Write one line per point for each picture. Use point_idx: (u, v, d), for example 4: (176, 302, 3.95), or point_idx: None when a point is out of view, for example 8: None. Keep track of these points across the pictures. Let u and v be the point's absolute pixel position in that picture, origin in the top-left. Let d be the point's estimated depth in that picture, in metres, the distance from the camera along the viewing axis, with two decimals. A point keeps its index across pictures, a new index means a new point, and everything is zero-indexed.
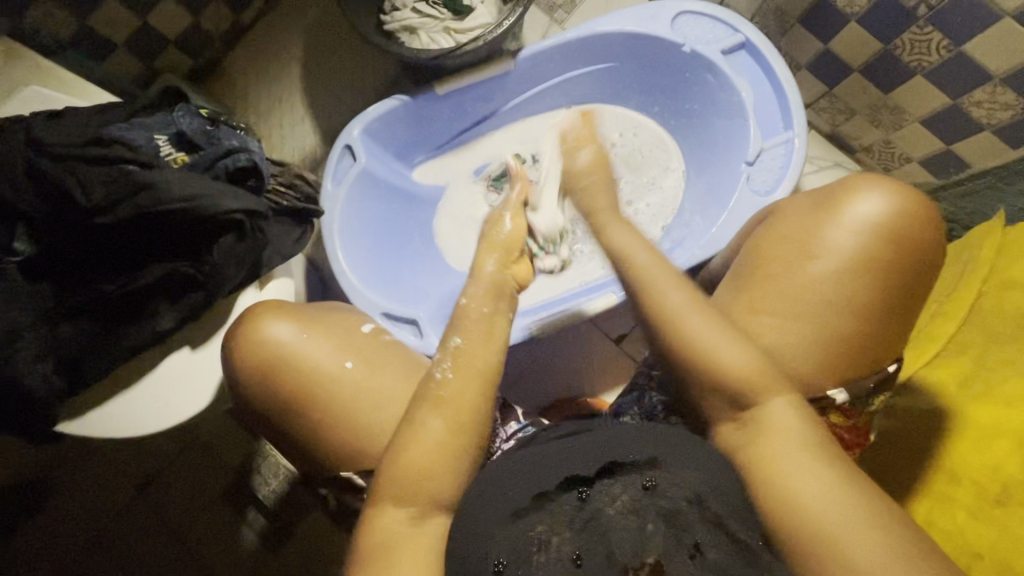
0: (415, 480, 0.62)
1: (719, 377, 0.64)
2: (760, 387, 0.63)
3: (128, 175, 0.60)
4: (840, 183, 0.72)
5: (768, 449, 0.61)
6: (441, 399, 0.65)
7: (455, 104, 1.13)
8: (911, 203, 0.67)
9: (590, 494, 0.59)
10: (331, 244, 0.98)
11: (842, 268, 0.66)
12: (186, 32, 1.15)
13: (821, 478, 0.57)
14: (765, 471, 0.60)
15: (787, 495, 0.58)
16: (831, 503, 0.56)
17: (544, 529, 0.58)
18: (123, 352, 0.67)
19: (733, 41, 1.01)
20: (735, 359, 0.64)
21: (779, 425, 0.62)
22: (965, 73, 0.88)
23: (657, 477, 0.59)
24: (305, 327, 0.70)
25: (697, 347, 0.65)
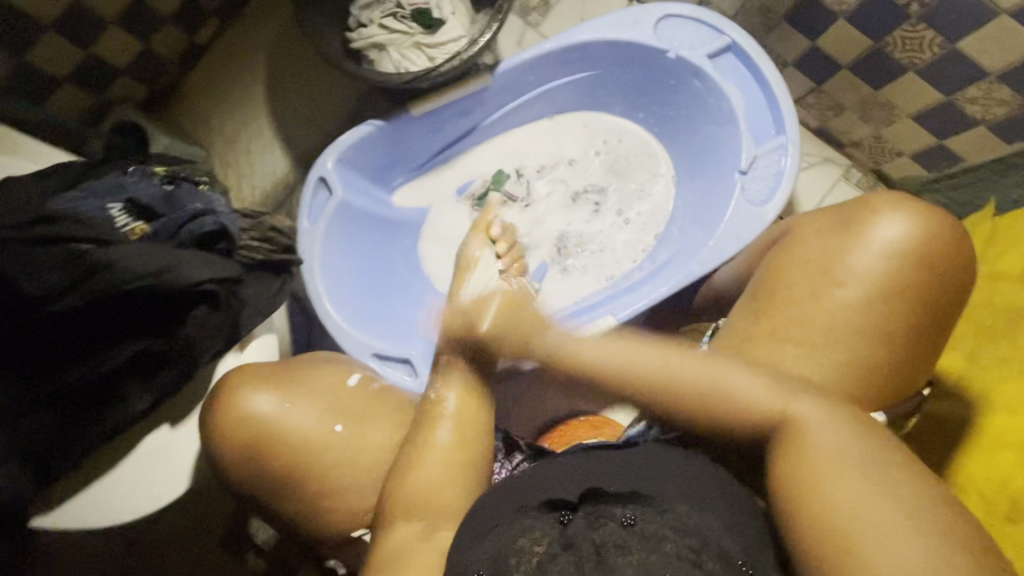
0: (422, 498, 0.60)
1: (731, 418, 0.59)
2: (778, 404, 0.58)
3: (82, 256, 0.55)
4: (861, 203, 0.70)
5: (792, 462, 0.54)
6: (440, 418, 0.65)
7: (433, 122, 1.07)
8: (933, 222, 0.65)
9: (572, 518, 0.55)
10: (312, 286, 0.93)
11: (867, 295, 0.64)
12: (136, 59, 1.06)
13: (861, 484, 0.50)
14: (794, 485, 0.53)
15: (811, 505, 0.51)
16: (870, 514, 0.49)
17: (528, 541, 0.53)
18: (94, 440, 0.62)
19: (719, 44, 0.97)
20: (745, 392, 0.59)
21: (822, 461, 0.53)
22: (959, 70, 0.85)
23: (637, 511, 0.54)
24: (287, 394, 0.66)
25: (704, 390, 0.60)
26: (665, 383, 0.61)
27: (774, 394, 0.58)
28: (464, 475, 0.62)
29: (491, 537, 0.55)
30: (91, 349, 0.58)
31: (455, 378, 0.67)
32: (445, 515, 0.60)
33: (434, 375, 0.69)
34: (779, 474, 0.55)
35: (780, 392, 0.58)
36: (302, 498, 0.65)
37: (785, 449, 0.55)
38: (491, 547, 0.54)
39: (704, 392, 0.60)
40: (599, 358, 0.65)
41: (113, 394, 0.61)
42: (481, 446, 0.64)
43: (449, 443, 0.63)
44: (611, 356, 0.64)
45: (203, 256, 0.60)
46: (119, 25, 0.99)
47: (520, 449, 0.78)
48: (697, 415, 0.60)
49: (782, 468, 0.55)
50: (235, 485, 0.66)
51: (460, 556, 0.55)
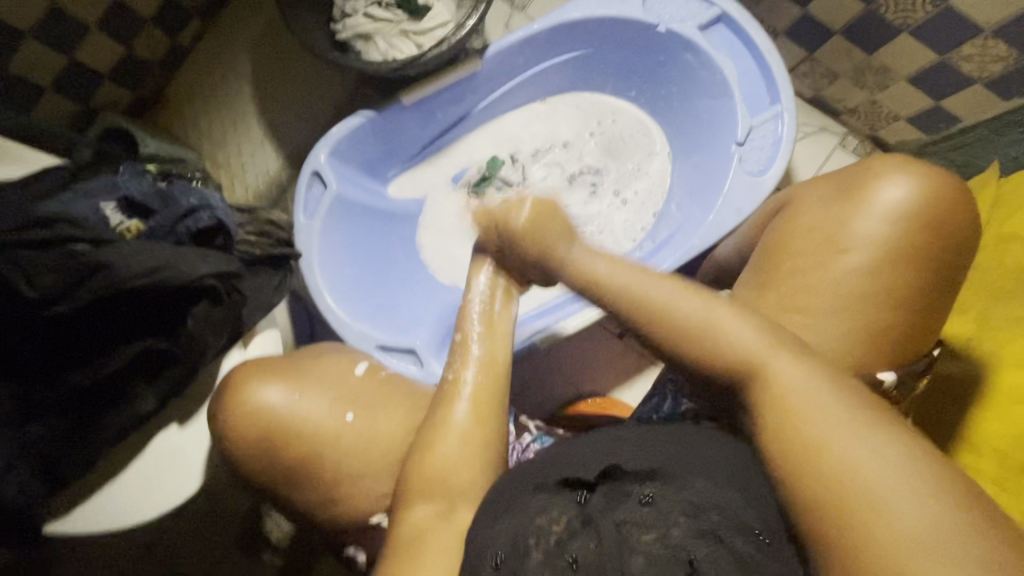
0: (438, 478, 0.59)
1: (718, 363, 0.54)
2: (762, 352, 0.53)
3: (77, 257, 0.54)
4: (863, 167, 0.69)
5: (781, 417, 0.50)
6: (458, 398, 0.63)
7: (424, 111, 1.06)
8: (931, 181, 0.64)
9: (592, 497, 0.55)
10: (312, 281, 0.92)
11: (872, 258, 0.64)
12: (120, 63, 1.05)
13: (860, 441, 0.46)
14: (788, 436, 0.49)
15: (814, 461, 0.47)
16: (872, 466, 0.45)
17: (547, 520, 0.54)
18: (104, 443, 0.61)
19: (709, 15, 0.96)
20: (739, 336, 0.54)
21: (797, 387, 0.50)
22: (953, 28, 0.84)
23: (655, 489, 0.54)
24: (296, 386, 0.65)
25: (691, 325, 0.55)
26: (660, 308, 0.56)
27: (761, 342, 0.53)
28: (483, 456, 0.61)
29: (505, 519, 0.55)
30: (94, 350, 0.58)
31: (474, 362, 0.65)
32: (464, 498, 0.60)
33: (454, 353, 0.66)
34: (767, 428, 0.50)
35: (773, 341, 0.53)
36: (317, 489, 0.65)
37: (766, 398, 0.51)
38: (510, 523, 0.54)
39: (688, 324, 0.55)
40: (608, 274, 0.60)
41: (118, 396, 0.60)
42: (500, 423, 0.63)
43: (466, 420, 0.62)
44: (610, 278, 0.59)
45: (200, 251, 0.60)
46: (100, 28, 0.97)
47: (530, 431, 0.78)
48: (699, 365, 0.55)
49: (769, 433, 0.50)
50: (248, 481, 0.66)
51: (480, 534, 0.55)
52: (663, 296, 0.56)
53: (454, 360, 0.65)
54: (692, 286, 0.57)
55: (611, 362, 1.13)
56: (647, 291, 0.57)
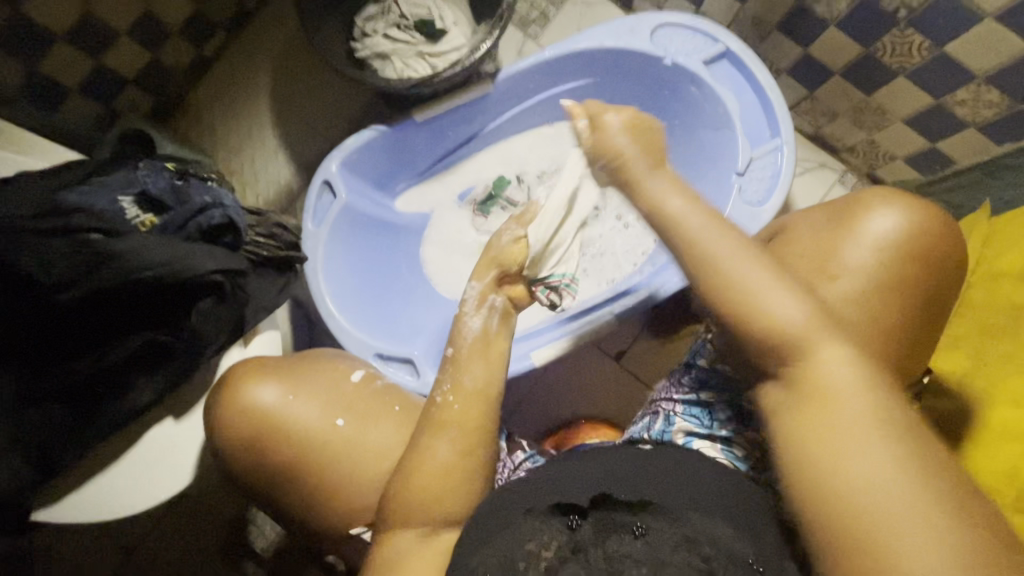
0: (421, 497, 0.59)
1: (756, 343, 0.50)
2: (813, 341, 0.49)
3: (91, 245, 0.55)
4: (852, 199, 0.71)
5: (818, 421, 0.47)
6: (445, 424, 0.62)
7: (434, 128, 1.09)
8: (920, 216, 0.66)
9: (582, 524, 0.56)
10: (315, 286, 0.93)
11: (862, 287, 0.65)
12: (146, 70, 1.09)
13: (881, 456, 0.43)
14: (799, 440, 0.47)
15: (827, 488, 0.44)
16: (879, 491, 0.42)
17: (537, 545, 0.54)
18: (100, 431, 0.62)
19: (713, 51, 1.00)
20: (787, 319, 0.49)
21: (836, 390, 0.47)
22: (948, 73, 0.87)
23: (648, 522, 0.55)
24: (291, 389, 0.65)
25: (744, 291, 0.51)
26: (714, 263, 0.52)
27: (812, 328, 0.49)
28: (464, 483, 0.60)
29: (500, 538, 0.56)
30: (98, 338, 0.59)
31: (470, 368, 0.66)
32: (454, 509, 0.60)
33: (445, 367, 0.67)
34: (783, 423, 0.49)
35: (820, 321, 0.49)
36: (303, 493, 0.64)
37: (801, 379, 0.49)
38: (502, 545, 0.55)
39: (751, 294, 0.50)
40: (681, 212, 0.56)
41: (119, 386, 0.61)
42: (484, 453, 0.62)
43: (449, 455, 0.60)
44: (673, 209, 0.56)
45: (210, 248, 0.61)
46: (129, 35, 1.02)
47: (522, 447, 0.78)
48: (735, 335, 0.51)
49: (781, 433, 0.49)
50: (239, 480, 0.66)
51: (472, 555, 0.55)
52: (720, 247, 0.53)
53: (447, 374, 0.66)
54: (746, 246, 0.53)
55: (606, 386, 1.13)
56: (723, 260, 0.52)
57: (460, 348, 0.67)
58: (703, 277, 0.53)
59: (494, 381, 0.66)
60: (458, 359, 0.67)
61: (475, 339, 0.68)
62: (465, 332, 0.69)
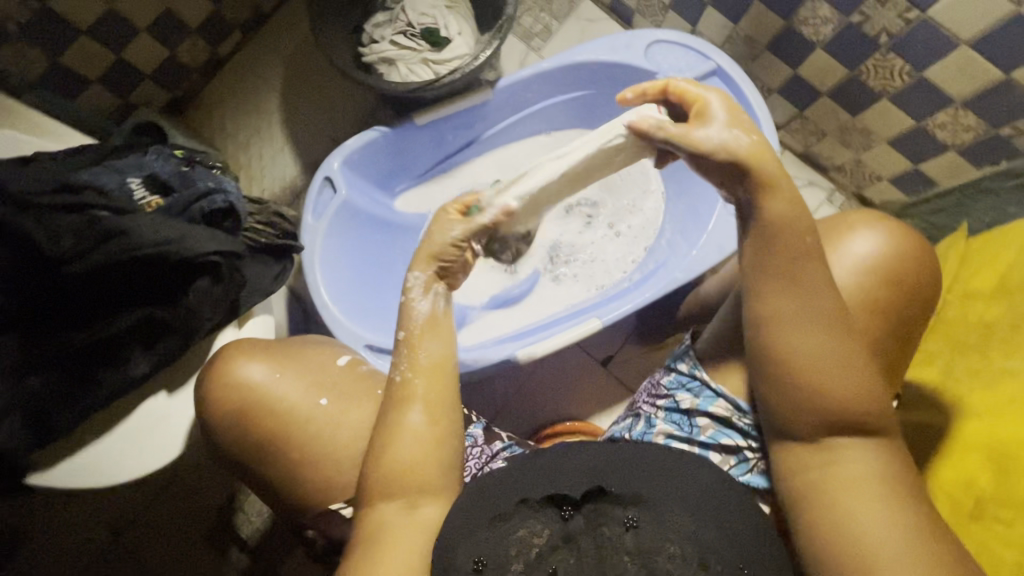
0: (398, 473, 0.61)
1: (812, 408, 0.59)
2: (857, 416, 0.58)
3: (99, 222, 0.59)
4: (840, 219, 0.73)
5: (843, 483, 0.58)
6: (411, 399, 0.64)
7: (435, 132, 1.13)
8: (888, 234, 0.69)
9: (574, 513, 0.59)
10: (312, 276, 0.97)
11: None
12: (163, 65, 1.15)
13: (881, 520, 0.54)
14: (834, 486, 0.58)
15: (841, 533, 0.55)
16: (887, 540, 0.53)
17: (529, 532, 0.58)
18: (95, 401, 0.65)
19: (705, 68, 1.04)
20: (856, 394, 0.58)
21: (863, 470, 0.58)
22: (928, 97, 0.91)
23: (639, 513, 0.59)
24: (278, 366, 0.68)
25: (828, 366, 0.58)
26: (782, 329, 0.60)
27: (861, 406, 0.58)
28: (440, 451, 0.63)
29: (491, 529, 0.58)
30: (100, 310, 0.63)
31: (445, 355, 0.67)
32: (429, 490, 0.62)
33: (400, 351, 0.67)
34: (822, 475, 0.59)
35: (873, 407, 0.59)
36: (284, 468, 0.66)
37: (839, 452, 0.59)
38: (492, 537, 0.57)
39: (833, 365, 0.58)
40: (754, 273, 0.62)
41: (114, 357, 0.64)
42: (455, 417, 0.65)
43: (422, 425, 0.63)
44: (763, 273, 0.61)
45: (209, 231, 0.65)
46: (148, 33, 1.08)
47: (500, 438, 0.80)
48: (792, 401, 0.60)
49: (819, 479, 0.59)
50: (225, 455, 0.68)
51: (462, 544, 0.57)
52: (790, 312, 0.60)
53: (402, 357, 0.66)
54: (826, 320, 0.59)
55: (592, 389, 1.16)
56: (791, 329, 0.59)
57: (411, 330, 0.66)
58: (782, 339, 0.60)
59: (451, 356, 0.67)
60: (411, 340, 0.66)
61: (427, 319, 0.67)
62: (413, 314, 0.67)
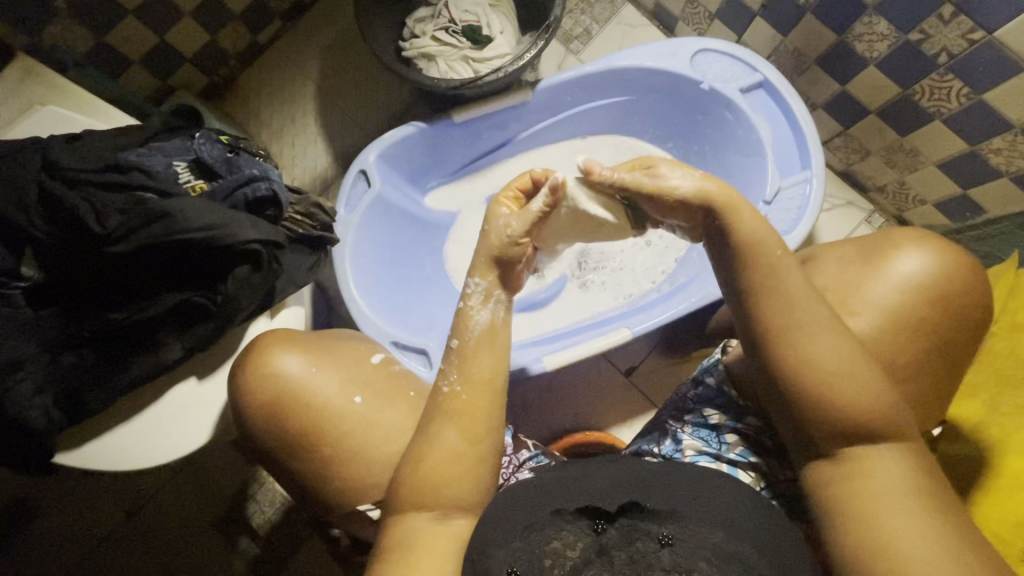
0: (436, 485, 0.60)
1: (832, 417, 0.57)
2: (884, 425, 0.56)
3: (144, 203, 0.59)
4: (883, 236, 0.70)
5: (873, 493, 0.55)
6: (453, 414, 0.63)
7: (471, 130, 1.12)
8: (951, 262, 0.65)
9: (608, 527, 0.57)
10: (341, 269, 0.96)
11: (871, 324, 0.65)
12: (203, 50, 1.15)
13: (920, 531, 0.51)
14: (862, 499, 0.55)
15: (875, 545, 0.52)
16: (923, 554, 0.50)
17: (562, 544, 0.56)
18: (128, 383, 0.64)
19: (752, 80, 1.02)
20: (874, 403, 0.56)
21: (895, 478, 0.55)
22: (984, 121, 0.88)
23: (674, 531, 0.56)
24: (314, 359, 0.66)
25: (841, 376, 0.57)
26: (797, 333, 0.58)
27: (884, 412, 0.56)
28: (474, 467, 0.62)
29: (522, 537, 0.56)
30: (139, 293, 0.62)
31: (478, 372, 0.65)
32: (460, 502, 0.61)
33: (450, 360, 0.66)
34: (851, 490, 0.56)
35: (896, 416, 0.56)
36: (313, 463, 0.65)
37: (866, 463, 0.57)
38: (523, 546, 0.56)
39: (842, 374, 0.57)
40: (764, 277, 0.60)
41: (149, 339, 0.64)
42: (493, 426, 0.64)
43: (457, 443, 0.62)
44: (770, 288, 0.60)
45: (252, 219, 0.64)
46: (192, 16, 1.08)
47: (527, 446, 0.80)
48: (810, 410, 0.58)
49: (844, 496, 0.56)
50: (252, 446, 0.67)
51: (487, 551, 0.56)
52: (804, 317, 0.58)
53: (453, 365, 0.66)
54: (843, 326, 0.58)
55: (614, 399, 1.14)
56: (805, 335, 0.58)
57: (465, 340, 0.66)
58: (786, 354, 0.59)
59: (499, 369, 0.66)
60: (464, 352, 0.66)
61: (483, 329, 0.67)
62: (471, 325, 0.66)
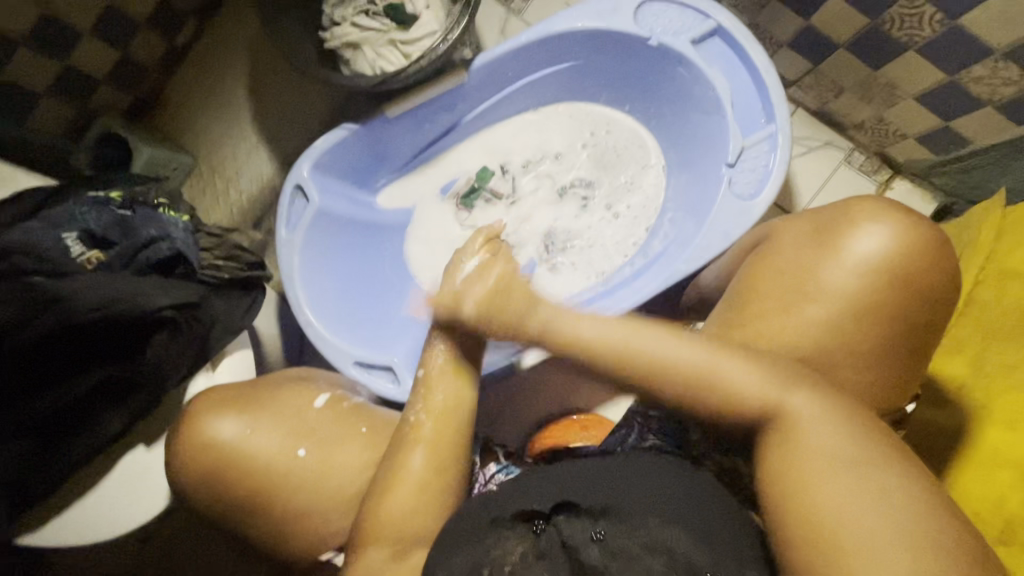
0: (395, 524, 0.59)
1: (718, 406, 0.56)
2: (775, 390, 0.55)
3: (37, 290, 0.58)
4: (840, 211, 0.65)
5: (792, 455, 0.52)
6: (418, 441, 0.61)
7: (412, 122, 1.05)
8: (913, 237, 0.60)
9: (546, 528, 0.58)
10: (293, 295, 0.92)
11: (837, 314, 0.60)
12: (117, 68, 1.07)
13: (839, 486, 0.49)
14: (779, 469, 0.53)
15: (801, 516, 0.50)
16: (855, 513, 0.48)
17: (501, 552, 0.56)
18: (70, 464, 0.64)
19: (703, 28, 0.92)
20: (740, 382, 0.55)
21: (803, 425, 0.53)
22: (962, 46, 0.79)
23: (607, 528, 0.56)
24: (249, 420, 0.65)
25: (683, 375, 0.56)
26: (624, 353, 0.57)
27: (770, 383, 0.55)
28: (438, 501, 0.61)
29: (461, 551, 0.57)
30: (58, 377, 0.61)
31: (439, 404, 0.63)
32: (419, 540, 0.60)
33: (417, 390, 0.65)
34: (771, 457, 0.54)
35: (774, 385, 0.55)
36: (271, 522, 0.64)
37: (780, 436, 0.54)
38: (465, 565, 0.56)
39: (687, 375, 0.56)
40: (597, 336, 0.58)
41: (85, 419, 0.63)
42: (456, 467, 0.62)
43: (422, 469, 0.61)
44: (586, 327, 0.59)
45: (162, 282, 0.63)
46: (92, 35, 0.99)
47: (495, 459, 0.78)
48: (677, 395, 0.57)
49: (773, 463, 0.53)
50: (207, 510, 0.65)
51: (437, 563, 0.57)
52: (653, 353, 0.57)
53: (419, 396, 0.64)
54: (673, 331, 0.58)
55: (595, 380, 1.10)
56: (637, 343, 0.57)
57: (430, 369, 0.64)
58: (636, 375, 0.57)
59: (464, 400, 0.64)
60: (429, 380, 0.64)
61: (446, 363, 0.64)
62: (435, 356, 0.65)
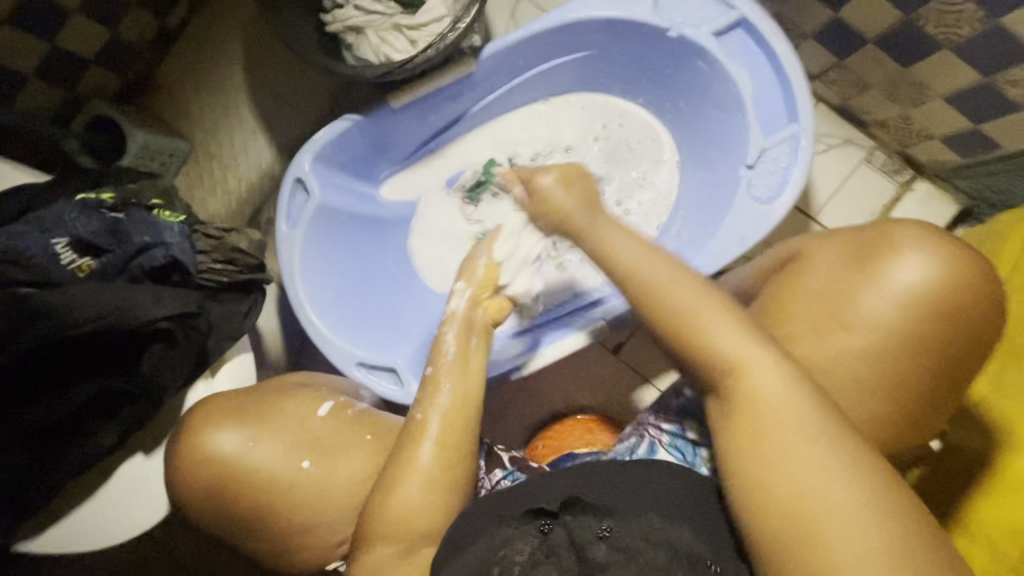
0: (403, 523, 0.58)
1: (705, 363, 0.52)
2: (754, 359, 0.50)
3: (26, 301, 0.57)
4: (882, 234, 0.62)
5: (753, 439, 0.49)
6: (422, 436, 0.60)
7: (418, 111, 1.01)
8: (960, 273, 0.58)
9: (554, 527, 0.55)
10: (293, 293, 0.89)
11: (873, 345, 0.58)
12: (108, 48, 1.02)
13: (806, 462, 0.47)
14: (740, 457, 0.50)
15: (758, 498, 0.48)
16: (821, 492, 0.46)
17: (511, 550, 0.53)
18: (68, 475, 0.63)
19: (726, 20, 0.87)
20: (729, 346, 0.51)
21: (775, 406, 0.49)
22: (1001, 47, 0.75)
23: (614, 522, 0.54)
24: (251, 433, 0.63)
25: (690, 324, 0.52)
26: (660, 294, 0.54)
27: (756, 352, 0.50)
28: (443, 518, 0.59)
29: (473, 546, 0.55)
30: (51, 389, 0.60)
31: (444, 400, 0.62)
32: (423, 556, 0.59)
33: (425, 386, 0.64)
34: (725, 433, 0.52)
35: (764, 351, 0.51)
36: (273, 533, 0.63)
37: (745, 408, 0.50)
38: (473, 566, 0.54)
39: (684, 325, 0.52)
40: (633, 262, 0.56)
41: (80, 431, 0.62)
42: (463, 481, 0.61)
43: (430, 461, 0.59)
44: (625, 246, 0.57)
45: (157, 291, 0.63)
46: (81, 15, 0.93)
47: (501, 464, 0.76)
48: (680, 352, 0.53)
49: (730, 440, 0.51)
50: (209, 520, 0.64)
51: None
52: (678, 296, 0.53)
53: (427, 393, 0.63)
54: (698, 283, 0.54)
55: (601, 379, 1.08)
56: (665, 286, 0.54)
57: (440, 365, 0.64)
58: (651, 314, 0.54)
59: (469, 396, 0.63)
60: (436, 376, 0.64)
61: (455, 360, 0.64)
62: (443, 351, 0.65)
